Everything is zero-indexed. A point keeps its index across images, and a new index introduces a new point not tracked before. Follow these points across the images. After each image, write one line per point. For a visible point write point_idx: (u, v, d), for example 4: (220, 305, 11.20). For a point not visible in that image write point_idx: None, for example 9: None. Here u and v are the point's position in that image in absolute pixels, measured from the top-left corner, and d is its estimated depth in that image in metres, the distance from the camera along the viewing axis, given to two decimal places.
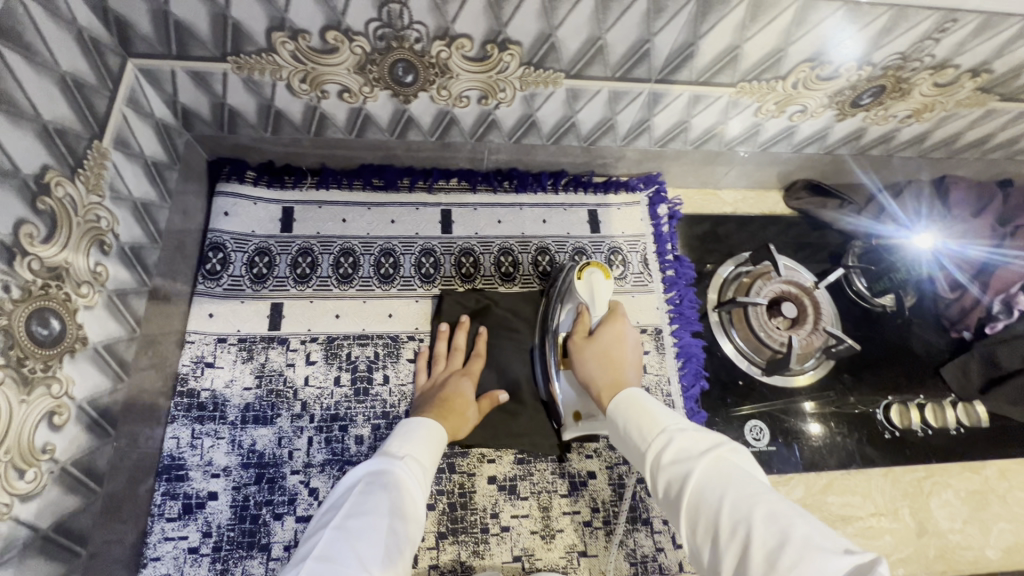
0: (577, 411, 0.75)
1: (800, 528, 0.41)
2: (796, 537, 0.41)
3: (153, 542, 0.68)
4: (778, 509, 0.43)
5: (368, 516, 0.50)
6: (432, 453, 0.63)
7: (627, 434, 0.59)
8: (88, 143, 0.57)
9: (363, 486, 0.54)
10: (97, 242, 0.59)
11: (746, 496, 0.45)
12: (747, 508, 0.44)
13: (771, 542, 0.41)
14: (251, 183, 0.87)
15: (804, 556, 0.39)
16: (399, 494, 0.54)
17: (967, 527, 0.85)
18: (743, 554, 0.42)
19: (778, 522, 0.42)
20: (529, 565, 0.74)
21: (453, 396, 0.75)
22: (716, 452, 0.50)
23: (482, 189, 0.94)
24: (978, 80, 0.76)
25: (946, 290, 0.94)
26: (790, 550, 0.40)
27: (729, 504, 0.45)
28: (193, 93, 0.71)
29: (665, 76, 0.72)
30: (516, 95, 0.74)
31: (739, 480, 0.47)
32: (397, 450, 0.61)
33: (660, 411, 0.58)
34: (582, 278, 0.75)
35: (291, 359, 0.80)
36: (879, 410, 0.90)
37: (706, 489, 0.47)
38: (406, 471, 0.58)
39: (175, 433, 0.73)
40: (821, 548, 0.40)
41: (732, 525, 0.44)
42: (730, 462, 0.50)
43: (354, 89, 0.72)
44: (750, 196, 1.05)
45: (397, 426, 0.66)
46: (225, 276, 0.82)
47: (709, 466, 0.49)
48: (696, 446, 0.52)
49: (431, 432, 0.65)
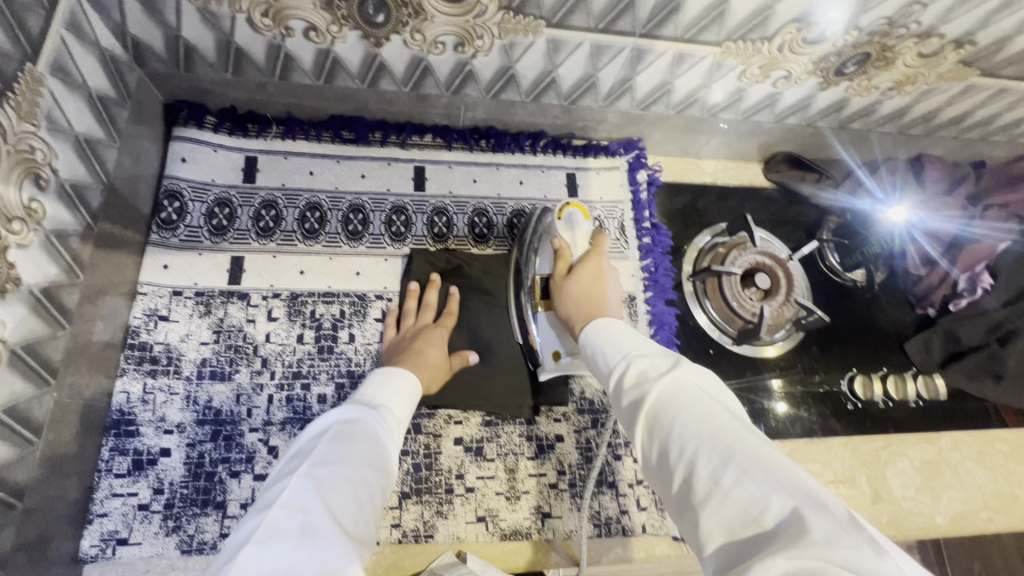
0: (556, 351, 0.71)
1: (750, 446, 0.39)
2: (745, 454, 0.39)
3: (100, 498, 0.65)
4: (729, 427, 0.41)
5: (343, 467, 0.48)
6: (403, 404, 0.62)
7: (594, 359, 0.57)
8: (18, 66, 0.52)
9: (332, 432, 0.52)
10: (32, 175, 0.54)
11: (699, 414, 0.42)
12: (699, 424, 0.42)
13: (718, 457, 0.39)
14: (211, 129, 0.82)
15: (750, 473, 0.37)
16: (374, 447, 0.52)
17: (919, 495, 0.87)
18: (689, 471, 0.40)
19: (728, 437, 0.40)
20: (493, 526, 0.73)
21: (425, 349, 0.72)
22: (674, 372, 0.47)
23: (458, 147, 0.90)
24: (962, 52, 0.75)
25: (916, 265, 0.94)
26: (738, 466, 0.38)
27: (681, 420, 0.43)
28: (144, 23, 0.65)
29: (650, 31, 0.69)
30: (494, 43, 0.71)
31: (696, 400, 0.44)
32: (367, 401, 0.59)
33: (630, 338, 0.56)
34: (560, 218, 0.73)
35: (252, 314, 0.77)
36: (843, 381, 0.92)
37: (660, 408, 0.45)
38: (378, 421, 0.56)
39: (125, 387, 0.70)
40: (771, 466, 0.37)
41: (681, 444, 0.42)
42: (691, 382, 0.47)
43: (321, 28, 0.67)
44: (730, 167, 1.04)
45: (367, 376, 0.64)
46: (182, 226, 0.78)
47: (664, 387, 0.46)
48: (656, 367, 0.49)
49: (401, 384, 0.64)
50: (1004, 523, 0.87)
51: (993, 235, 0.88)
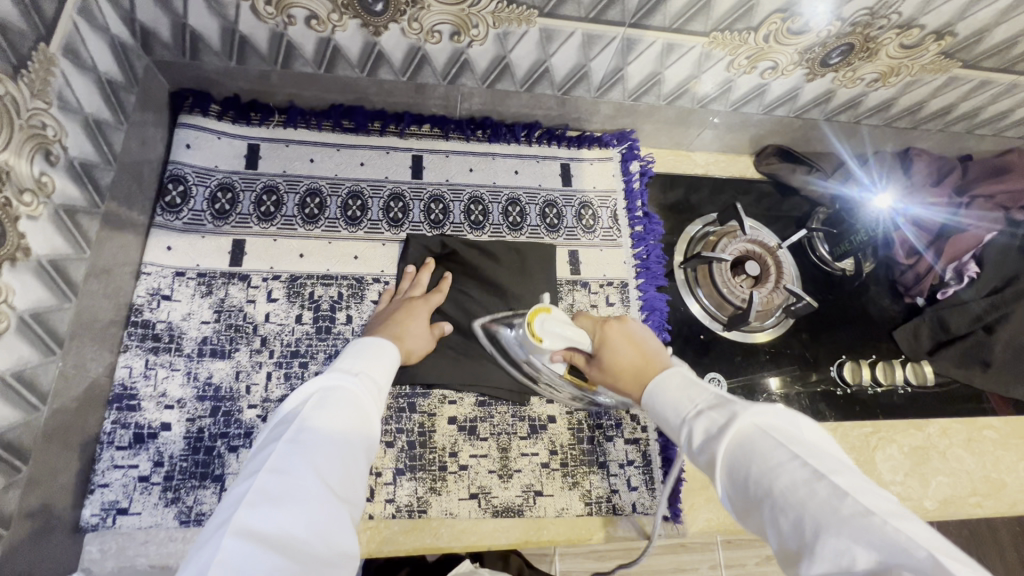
0: None
1: (825, 494, 0.39)
2: (817, 506, 0.39)
3: (101, 469, 0.67)
4: (800, 478, 0.41)
5: (327, 429, 0.49)
6: (383, 368, 0.64)
7: (656, 415, 0.57)
8: (32, 45, 0.55)
9: (315, 398, 0.52)
10: (43, 150, 0.57)
11: (768, 471, 0.43)
12: (770, 483, 0.42)
13: (796, 516, 0.40)
14: (215, 116, 0.84)
15: (825, 526, 0.37)
16: (354, 409, 0.53)
17: (908, 479, 0.88)
18: (777, 531, 0.41)
19: (802, 493, 0.40)
20: (486, 503, 0.74)
21: (409, 321, 0.75)
22: (732, 422, 0.47)
23: (455, 137, 0.93)
24: (942, 43, 0.78)
25: (904, 255, 0.97)
26: (817, 525, 0.38)
27: (754, 480, 0.44)
28: (152, 10, 0.68)
29: (639, 21, 0.72)
30: (488, 33, 0.73)
31: (762, 450, 0.45)
32: (348, 367, 0.60)
33: (682, 390, 0.56)
34: (541, 339, 0.68)
35: (252, 295, 0.79)
36: (833, 367, 0.94)
37: (731, 464, 0.46)
38: (358, 385, 0.57)
39: (128, 362, 0.72)
40: (846, 515, 0.37)
41: (762, 503, 0.43)
42: (754, 430, 0.46)
43: (322, 16, 0.70)
44: (721, 159, 1.07)
45: (346, 348, 0.66)
46: (185, 210, 0.80)
47: (730, 443, 0.47)
48: (715, 420, 0.49)
49: (380, 350, 0.65)
50: (992, 508, 0.88)
51: (976, 228, 0.91)
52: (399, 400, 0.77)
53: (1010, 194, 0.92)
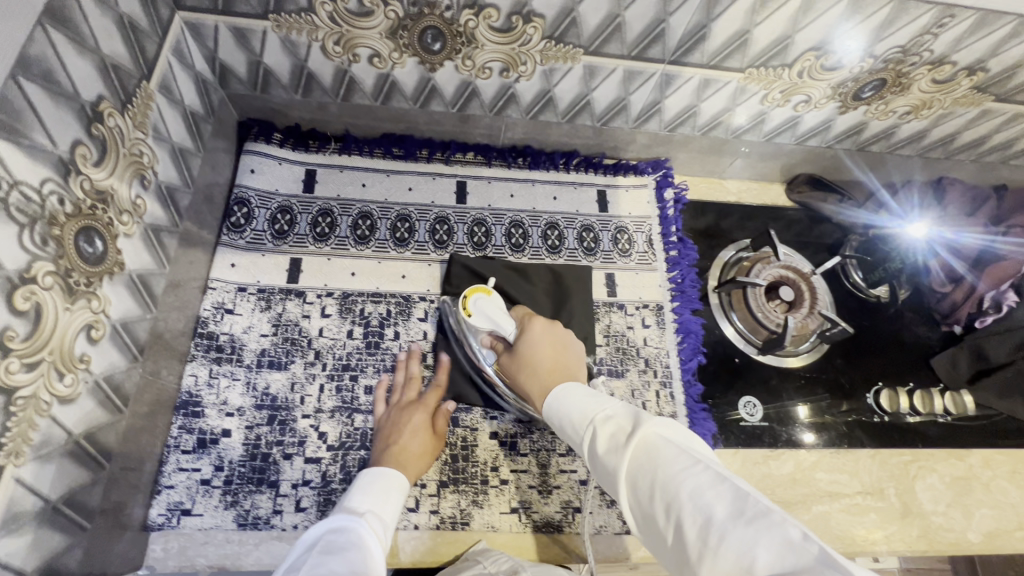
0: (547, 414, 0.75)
1: (726, 498, 0.43)
2: (721, 509, 0.42)
3: (167, 471, 0.71)
4: (704, 481, 0.45)
5: (334, 564, 0.49)
6: (389, 506, 0.64)
7: (568, 429, 0.60)
8: (137, 82, 0.61)
9: (323, 541, 0.54)
10: (139, 175, 0.63)
11: (672, 475, 0.46)
12: (674, 486, 0.45)
13: (699, 516, 0.43)
14: (278, 144, 0.91)
15: (729, 527, 0.40)
16: (357, 546, 0.53)
17: (950, 510, 0.87)
18: (681, 536, 0.44)
19: (703, 496, 0.43)
20: (526, 517, 0.76)
21: (406, 435, 0.73)
22: (638, 432, 0.51)
23: (497, 164, 0.98)
24: (974, 79, 0.80)
25: (939, 283, 0.97)
26: (717, 524, 0.41)
27: (660, 484, 0.47)
28: (232, 50, 0.75)
29: (678, 58, 0.76)
30: (536, 69, 0.79)
31: (666, 456, 0.48)
32: (354, 508, 0.61)
33: (589, 400, 0.60)
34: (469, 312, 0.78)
35: (307, 310, 0.83)
36: (869, 393, 0.94)
37: (640, 473, 0.49)
38: (366, 524, 0.58)
39: (194, 371, 0.77)
40: (749, 515, 0.41)
41: (666, 509, 0.45)
42: (657, 437, 0.50)
43: (384, 54, 0.76)
44: (753, 187, 1.10)
45: (358, 478, 0.67)
46: (248, 229, 0.86)
47: (635, 452, 0.50)
48: (623, 430, 0.53)
49: (386, 479, 0.67)
50: None
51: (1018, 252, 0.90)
52: None
53: None
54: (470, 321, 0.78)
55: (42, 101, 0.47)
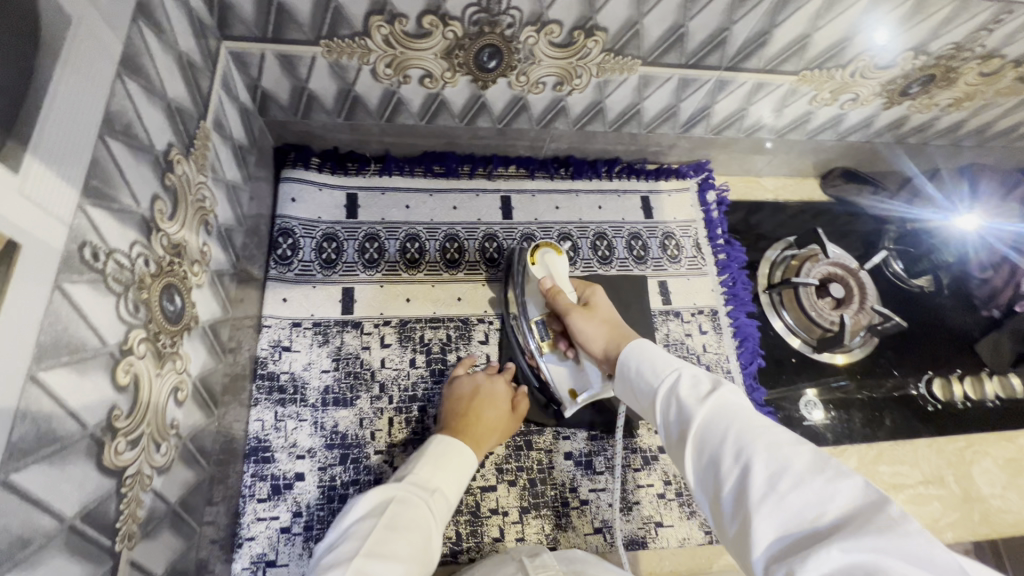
0: (572, 389, 0.76)
1: (807, 456, 0.41)
2: (800, 462, 0.40)
3: (245, 522, 0.69)
4: (784, 439, 0.43)
5: (397, 553, 0.50)
6: (454, 481, 0.64)
7: (636, 376, 0.58)
8: (197, 123, 0.58)
9: (393, 515, 0.54)
10: (203, 221, 0.59)
11: (750, 428, 0.44)
12: (751, 436, 0.43)
13: (773, 465, 0.41)
14: (316, 169, 0.87)
15: (806, 479, 0.39)
16: (419, 530, 0.54)
17: (1006, 492, 0.90)
18: (743, 478, 0.42)
19: (781, 450, 0.42)
20: (611, 537, 0.76)
21: (482, 404, 0.73)
22: (719, 389, 0.49)
23: (540, 176, 0.96)
24: (1019, 70, 0.81)
25: (980, 265, 1.01)
26: (793, 475, 0.40)
27: (734, 432, 0.45)
28: (277, 78, 0.71)
29: (735, 64, 0.75)
30: (590, 81, 0.77)
31: (744, 414, 0.46)
32: (427, 482, 0.61)
33: (664, 354, 0.58)
34: (536, 261, 0.77)
35: (366, 342, 0.81)
36: (921, 383, 0.95)
37: (709, 421, 0.47)
38: (433, 506, 0.59)
39: (259, 415, 0.74)
40: (830, 474, 0.39)
41: (733, 453, 0.43)
42: (733, 398, 0.49)
43: (436, 74, 0.73)
44: (789, 183, 1.09)
45: (428, 440, 0.68)
46: (296, 261, 0.83)
47: (710, 404, 0.48)
48: (700, 386, 0.51)
49: (452, 456, 0.66)
50: None
51: None
52: (516, 438, 0.79)
53: None
54: (534, 270, 0.77)
55: (124, 157, 0.44)
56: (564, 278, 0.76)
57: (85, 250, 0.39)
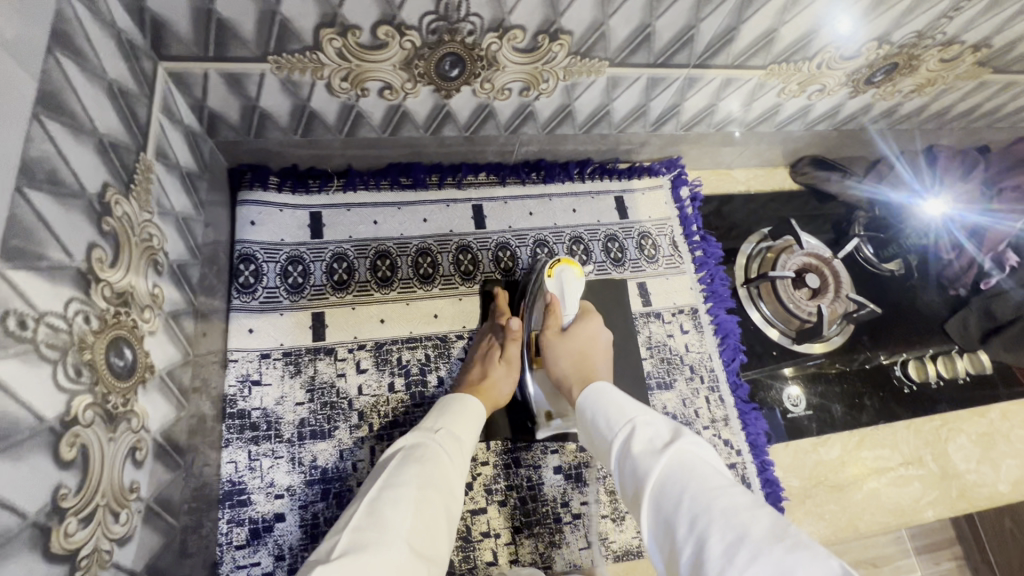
0: (549, 411, 0.78)
1: (765, 522, 0.40)
2: (757, 530, 0.39)
3: (225, 572, 0.66)
4: (741, 503, 0.42)
5: (410, 490, 0.52)
6: (468, 426, 0.65)
7: (597, 431, 0.59)
8: (136, 156, 0.53)
9: (408, 457, 0.56)
10: (152, 261, 0.55)
11: (706, 491, 0.44)
12: (706, 500, 0.43)
13: (729, 534, 0.40)
14: (275, 189, 0.82)
15: (762, 548, 0.38)
16: (434, 470, 0.56)
17: (981, 466, 0.93)
18: (698, 550, 0.41)
19: (737, 517, 0.41)
20: (605, 549, 0.76)
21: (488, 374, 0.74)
22: (676, 443, 0.50)
23: (511, 182, 0.93)
24: (978, 55, 0.82)
25: (946, 248, 0.99)
26: (748, 546, 0.38)
27: (690, 496, 0.44)
28: (224, 97, 0.66)
29: (703, 61, 0.73)
30: (557, 85, 0.74)
31: (702, 474, 0.46)
32: (440, 426, 0.62)
33: (630, 405, 0.59)
34: (551, 275, 0.77)
35: (341, 369, 0.77)
36: (896, 365, 0.97)
37: (669, 481, 0.47)
38: (444, 447, 0.59)
39: (232, 457, 0.70)
40: (788, 543, 0.38)
41: (689, 520, 0.43)
42: (691, 456, 0.49)
43: (397, 86, 0.69)
44: (760, 173, 1.09)
45: (442, 399, 0.68)
46: (260, 288, 0.78)
47: (668, 463, 0.48)
48: (658, 442, 0.52)
49: (452, 403, 0.67)
50: None
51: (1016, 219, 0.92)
52: (503, 456, 0.77)
53: None
54: (546, 283, 0.77)
55: (49, 208, 0.40)
56: (569, 300, 0.77)
57: (9, 321, 0.35)
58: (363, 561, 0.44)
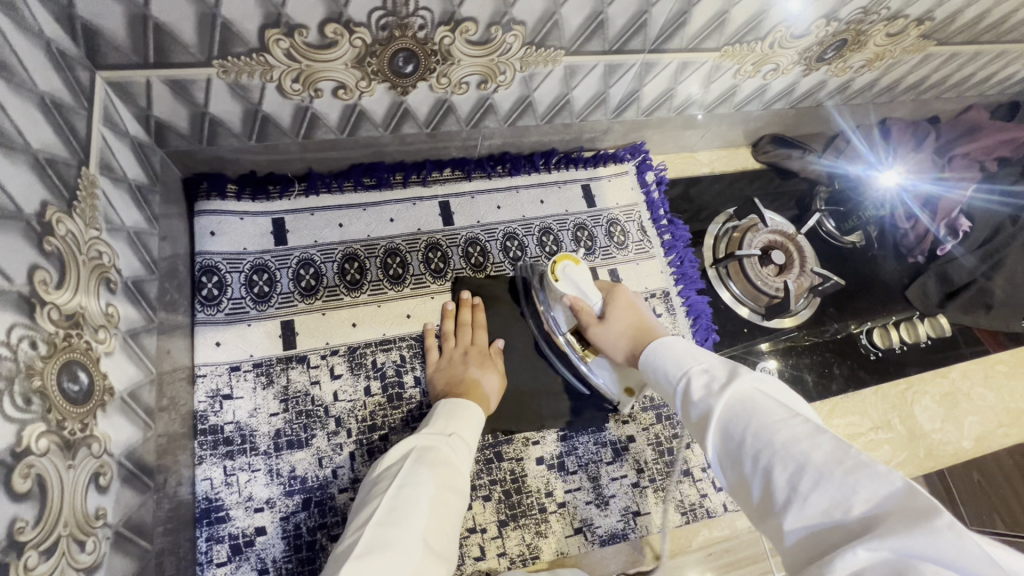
0: (628, 387, 0.74)
1: (826, 448, 0.40)
2: (820, 455, 0.40)
3: None
4: (802, 431, 0.42)
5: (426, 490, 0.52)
6: (473, 430, 0.65)
7: (652, 375, 0.59)
8: (77, 171, 0.51)
9: (422, 457, 0.56)
10: (104, 280, 0.53)
11: (767, 425, 0.44)
12: (769, 436, 0.43)
13: (793, 464, 0.41)
14: (233, 197, 0.79)
15: (826, 475, 0.38)
16: (448, 471, 0.56)
17: (945, 425, 0.97)
18: (767, 481, 0.42)
19: (800, 446, 0.41)
20: (592, 534, 0.77)
21: (478, 377, 0.75)
22: (733, 382, 0.49)
23: (477, 176, 0.92)
24: (922, 28, 0.84)
25: (902, 218, 1.01)
26: (811, 474, 0.39)
27: (753, 432, 0.44)
28: (170, 106, 0.64)
29: (658, 46, 0.74)
30: (515, 77, 0.73)
31: (763, 408, 0.46)
32: (448, 429, 0.62)
33: (683, 347, 0.57)
34: (557, 279, 0.71)
35: (315, 376, 0.76)
36: (861, 334, 1.01)
37: (730, 419, 0.47)
38: (454, 450, 0.60)
39: (206, 473, 0.69)
40: (851, 465, 0.38)
41: (754, 455, 0.44)
42: (750, 390, 0.48)
43: (350, 85, 0.68)
44: (723, 155, 1.11)
45: (435, 404, 0.68)
46: (224, 300, 0.76)
47: (726, 402, 0.48)
48: (716, 380, 0.51)
49: (463, 407, 0.67)
50: (1017, 435, 0.99)
51: (964, 188, 0.97)
52: (485, 451, 0.77)
53: (985, 147, 0.98)
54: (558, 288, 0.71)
55: None
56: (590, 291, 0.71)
57: None
58: (386, 559, 0.44)
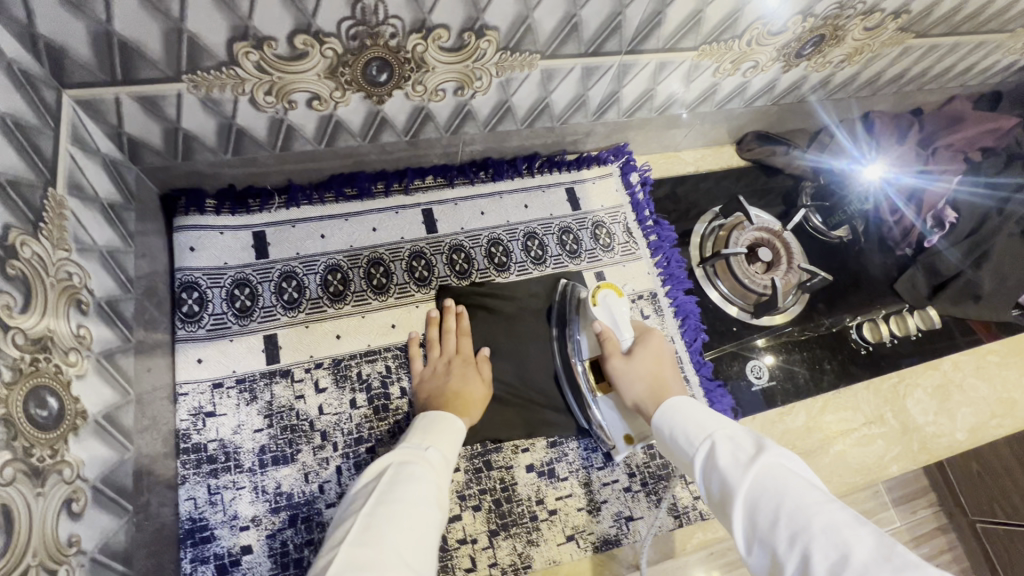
0: (628, 434, 0.76)
1: (869, 542, 0.40)
2: (863, 552, 0.40)
3: None
4: (841, 520, 0.43)
5: (402, 503, 0.51)
6: (451, 442, 0.64)
7: (674, 439, 0.59)
8: (42, 193, 0.50)
9: (401, 471, 0.55)
10: (75, 301, 0.52)
11: (804, 506, 0.44)
12: (805, 518, 0.43)
13: (833, 554, 0.40)
14: (213, 212, 0.79)
15: (871, 569, 0.38)
16: (429, 486, 0.55)
17: (938, 417, 0.96)
18: (803, 568, 0.41)
19: (840, 535, 0.41)
20: (584, 541, 0.76)
21: (461, 389, 0.74)
22: (762, 453, 0.50)
23: (460, 183, 0.91)
24: (899, 21, 0.84)
25: (886, 212, 1.01)
26: (855, 565, 0.39)
27: (787, 509, 0.44)
28: (142, 122, 0.63)
29: (635, 47, 0.73)
30: (491, 82, 0.73)
31: (794, 487, 0.46)
32: (426, 444, 0.61)
33: (704, 416, 0.58)
34: (596, 303, 0.76)
35: (299, 391, 0.75)
36: (852, 329, 1.00)
37: (761, 494, 0.47)
38: (433, 463, 0.59)
39: (190, 493, 0.68)
40: (897, 564, 0.38)
41: (789, 537, 0.43)
42: (779, 466, 0.49)
43: (325, 96, 0.67)
44: (708, 153, 1.10)
45: (417, 416, 0.67)
46: (205, 316, 0.75)
47: (757, 473, 0.48)
48: (742, 452, 0.51)
49: (443, 417, 0.66)
50: (1012, 425, 0.97)
51: (948, 181, 0.97)
52: (473, 461, 0.76)
53: (969, 138, 0.99)
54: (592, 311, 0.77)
55: None
56: (623, 325, 0.75)
57: None
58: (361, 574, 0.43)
